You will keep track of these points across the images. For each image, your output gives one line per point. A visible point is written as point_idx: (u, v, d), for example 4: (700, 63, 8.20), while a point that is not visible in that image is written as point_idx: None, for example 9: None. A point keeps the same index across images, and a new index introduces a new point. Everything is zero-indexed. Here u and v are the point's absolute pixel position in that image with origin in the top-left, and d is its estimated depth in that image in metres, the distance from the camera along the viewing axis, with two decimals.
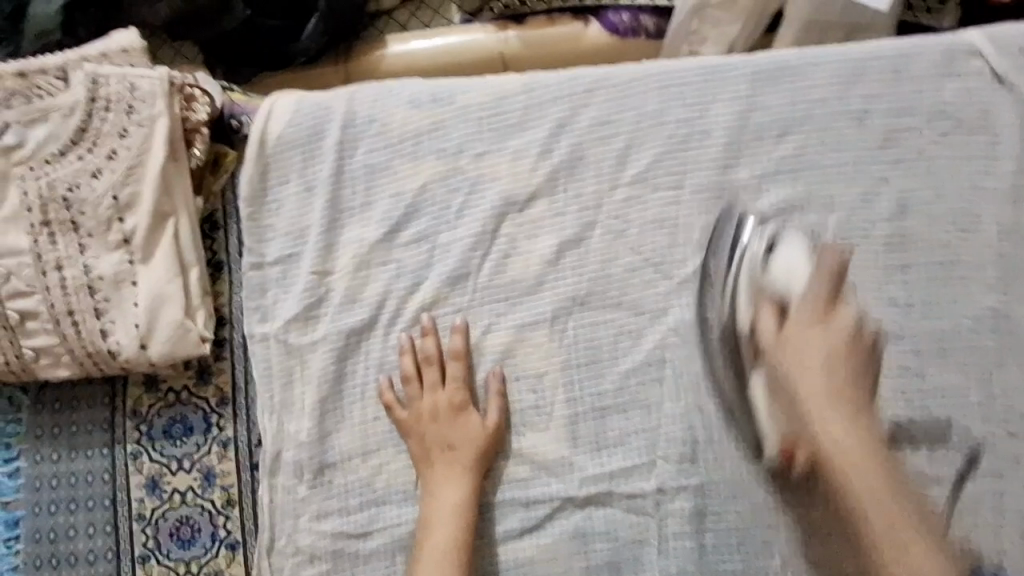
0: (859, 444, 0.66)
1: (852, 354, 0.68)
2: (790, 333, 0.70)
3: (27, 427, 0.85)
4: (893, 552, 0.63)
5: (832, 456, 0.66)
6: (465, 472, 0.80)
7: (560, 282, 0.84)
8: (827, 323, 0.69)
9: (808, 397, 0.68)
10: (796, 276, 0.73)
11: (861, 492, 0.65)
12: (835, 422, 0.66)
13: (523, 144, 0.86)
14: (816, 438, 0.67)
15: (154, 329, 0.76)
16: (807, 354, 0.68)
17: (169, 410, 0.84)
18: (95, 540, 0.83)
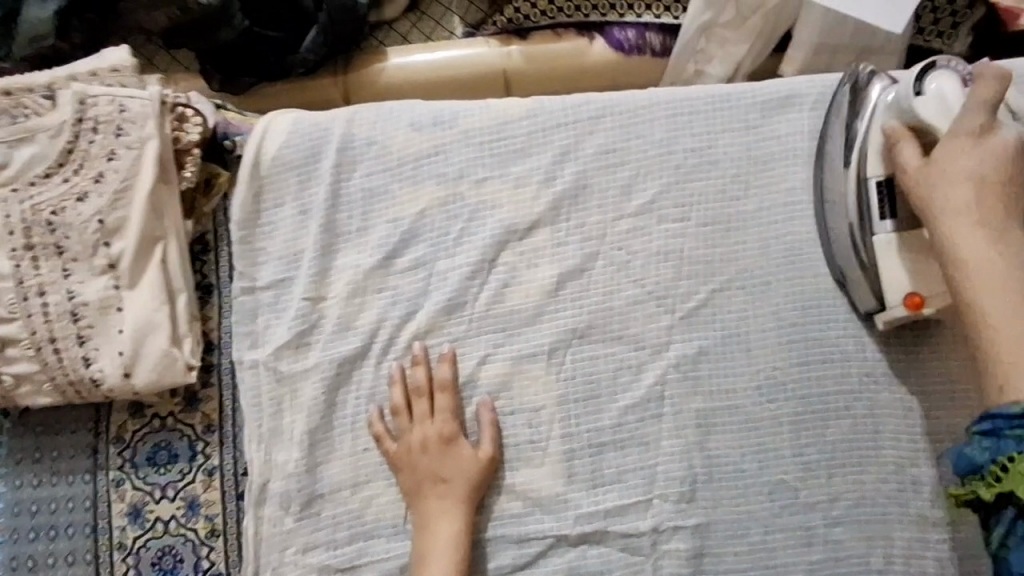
0: (1016, 270, 0.62)
1: (1016, 173, 0.66)
2: (943, 160, 0.68)
3: (7, 450, 0.83)
4: (1019, 363, 0.59)
5: (987, 280, 0.63)
6: (458, 506, 0.77)
7: (560, 314, 0.82)
8: (980, 147, 0.67)
9: (961, 214, 0.66)
10: (952, 102, 0.69)
11: (997, 313, 0.61)
12: (983, 242, 0.64)
13: (525, 170, 0.84)
14: (959, 259, 0.65)
15: (140, 357, 0.74)
16: (970, 207, 0.65)
17: (154, 436, 0.82)
18: (75, 569, 0.81)
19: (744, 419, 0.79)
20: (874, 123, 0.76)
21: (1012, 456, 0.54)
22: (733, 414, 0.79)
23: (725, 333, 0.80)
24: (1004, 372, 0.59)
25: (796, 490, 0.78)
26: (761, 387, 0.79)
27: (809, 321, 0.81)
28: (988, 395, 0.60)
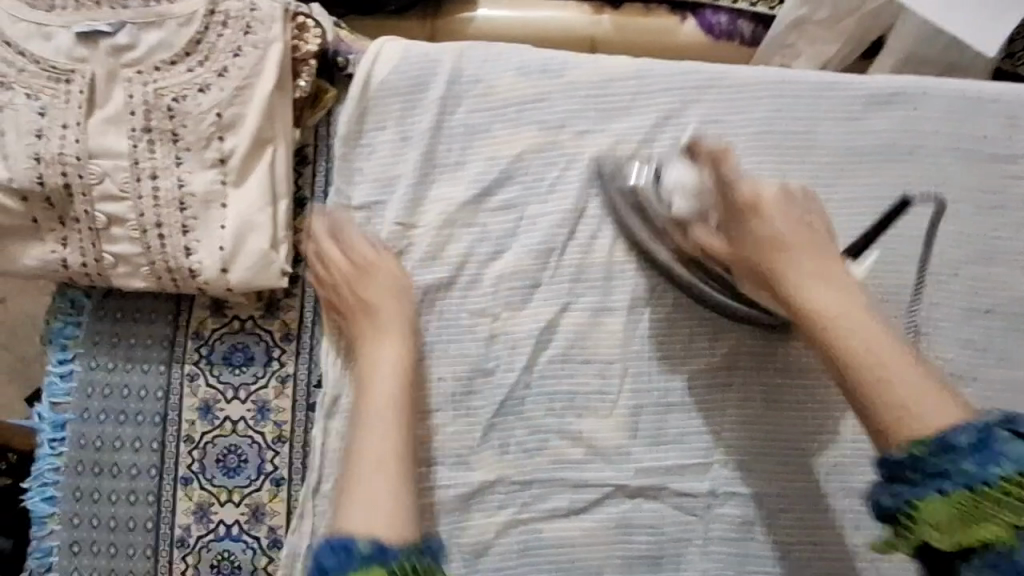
0: (852, 300, 0.63)
1: (793, 219, 0.67)
2: (744, 233, 0.68)
3: (86, 331, 0.84)
4: (909, 398, 0.58)
5: (847, 333, 0.62)
6: (397, 339, 0.78)
7: (642, 274, 0.82)
8: (755, 185, 0.68)
9: (784, 271, 0.66)
10: (688, 186, 0.75)
11: (879, 353, 0.60)
12: (831, 293, 0.64)
13: (624, 129, 0.83)
14: (815, 318, 0.64)
15: (238, 255, 0.75)
16: (798, 277, 0.65)
17: (232, 337, 0.84)
18: (140, 455, 0.83)
19: (805, 396, 0.81)
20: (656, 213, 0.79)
21: (913, 500, 0.55)
22: (797, 390, 0.82)
23: None
24: (903, 418, 0.57)
25: (848, 472, 0.81)
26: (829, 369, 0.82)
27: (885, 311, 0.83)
28: (884, 442, 0.58)
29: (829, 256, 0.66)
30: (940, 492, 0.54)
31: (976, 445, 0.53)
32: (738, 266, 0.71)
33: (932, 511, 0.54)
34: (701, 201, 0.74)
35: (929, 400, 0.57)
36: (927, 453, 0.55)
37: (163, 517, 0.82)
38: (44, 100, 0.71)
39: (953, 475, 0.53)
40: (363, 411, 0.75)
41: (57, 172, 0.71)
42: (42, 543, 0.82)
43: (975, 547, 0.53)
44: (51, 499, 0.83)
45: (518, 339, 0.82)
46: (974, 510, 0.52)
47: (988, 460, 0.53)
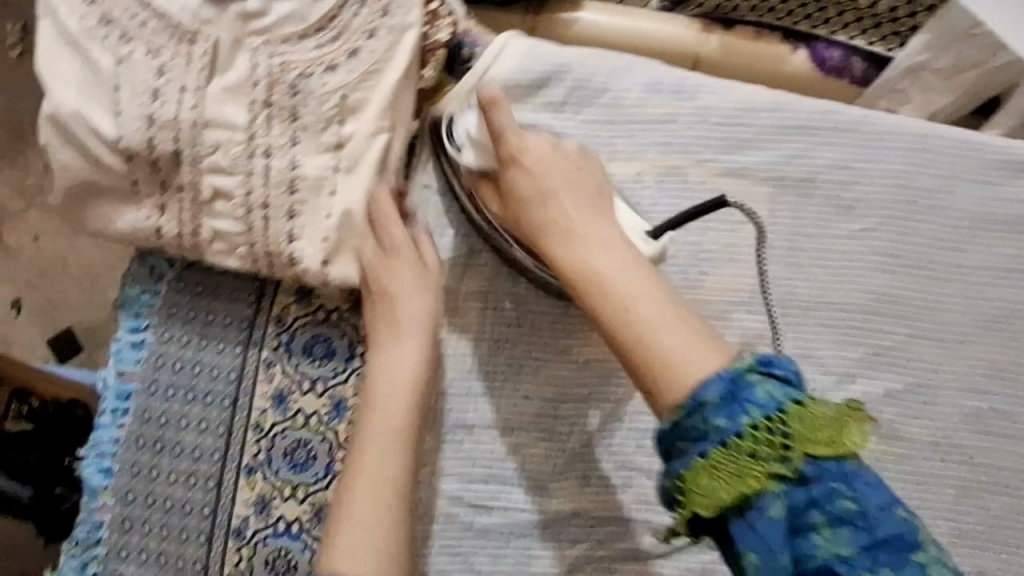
0: (617, 263, 0.64)
1: (546, 172, 0.70)
2: (510, 189, 0.70)
3: (162, 302, 0.81)
4: (682, 353, 0.58)
5: (610, 291, 0.63)
6: (406, 380, 0.68)
7: (751, 318, 0.78)
8: (522, 139, 0.72)
9: (553, 228, 0.67)
10: (476, 136, 0.74)
11: (641, 306, 0.61)
12: (590, 249, 0.65)
13: (753, 162, 0.78)
14: (584, 275, 0.64)
15: (343, 248, 0.71)
16: (579, 223, 0.67)
17: (315, 328, 0.80)
18: (205, 437, 0.79)
19: (912, 468, 0.77)
20: (456, 165, 0.77)
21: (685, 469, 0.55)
22: (905, 461, 0.77)
23: (912, 380, 0.77)
24: (669, 369, 0.57)
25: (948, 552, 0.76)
26: (939, 442, 0.77)
27: (1002, 388, 0.78)
28: (659, 410, 0.58)
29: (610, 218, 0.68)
30: (698, 454, 0.54)
31: (723, 401, 0.54)
32: (512, 216, 0.72)
33: (700, 476, 0.54)
34: (483, 157, 0.73)
35: (695, 353, 0.58)
36: (689, 416, 0.55)
37: (221, 505, 0.79)
38: (164, 59, 0.67)
39: (711, 436, 0.53)
40: (359, 453, 0.67)
41: (169, 137, 0.67)
42: (93, 517, 0.79)
43: (744, 504, 0.53)
44: (107, 472, 0.79)
45: (613, 370, 0.79)
46: (734, 464, 0.52)
47: (733, 409, 0.54)
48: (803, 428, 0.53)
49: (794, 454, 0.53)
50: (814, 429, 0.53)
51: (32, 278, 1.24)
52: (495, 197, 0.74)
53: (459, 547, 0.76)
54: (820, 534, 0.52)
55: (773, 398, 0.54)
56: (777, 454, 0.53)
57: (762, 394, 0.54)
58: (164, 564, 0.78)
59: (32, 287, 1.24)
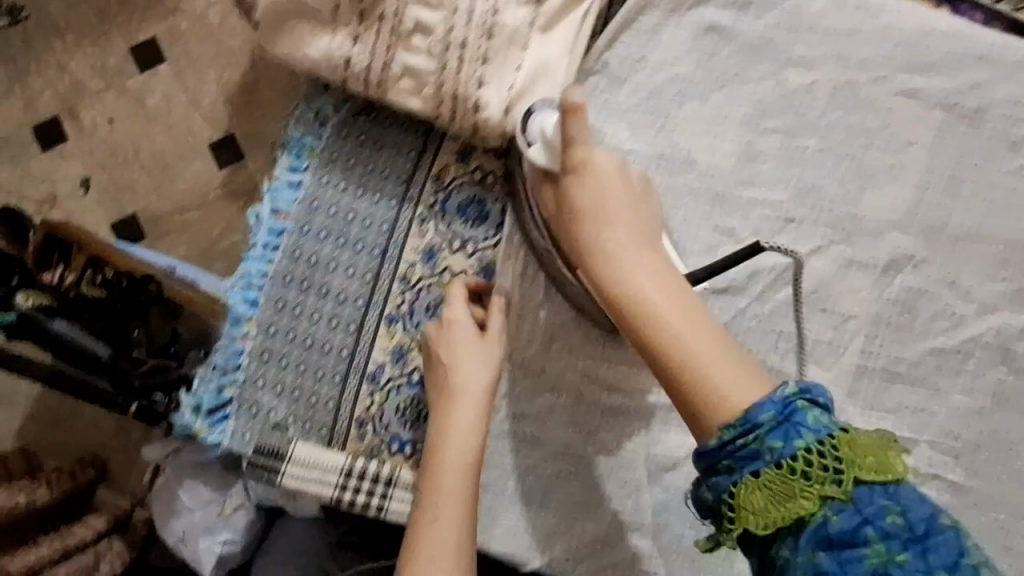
0: (656, 273, 0.59)
1: (601, 191, 0.63)
2: (565, 200, 0.65)
3: (324, 146, 0.82)
4: (721, 382, 0.54)
5: (675, 334, 0.56)
6: (472, 410, 0.71)
7: (902, 238, 0.79)
8: (597, 158, 0.64)
9: (612, 213, 0.63)
10: (552, 140, 0.67)
11: (687, 336, 0.56)
12: (657, 277, 0.59)
13: (927, 86, 0.79)
14: (626, 296, 0.59)
15: (528, 102, 0.72)
16: (632, 222, 0.62)
17: (471, 190, 0.81)
18: (351, 283, 0.82)
19: None
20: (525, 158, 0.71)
21: (732, 488, 0.51)
22: None
23: None
24: (718, 409, 0.53)
25: None
26: None
27: None
28: (702, 435, 0.54)
29: (648, 238, 0.62)
30: (755, 477, 0.50)
31: (778, 422, 0.50)
32: (559, 222, 0.66)
33: (752, 496, 0.50)
34: (550, 156, 0.66)
35: (745, 380, 0.54)
36: (741, 432, 0.51)
37: (359, 350, 0.81)
38: None
39: (760, 453, 0.50)
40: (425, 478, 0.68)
41: None
42: (235, 344, 0.82)
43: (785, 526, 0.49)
44: (253, 303, 0.82)
45: (759, 267, 0.80)
46: (784, 490, 0.49)
47: (789, 433, 0.50)
48: (860, 456, 0.49)
49: (848, 479, 0.49)
50: (869, 453, 0.50)
51: (103, 159, 1.28)
52: (553, 198, 0.67)
53: (589, 424, 0.80)
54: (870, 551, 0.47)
55: (823, 423, 0.50)
56: (818, 480, 0.49)
57: (815, 418, 0.50)
58: (298, 397, 0.81)
59: (100, 167, 1.28)
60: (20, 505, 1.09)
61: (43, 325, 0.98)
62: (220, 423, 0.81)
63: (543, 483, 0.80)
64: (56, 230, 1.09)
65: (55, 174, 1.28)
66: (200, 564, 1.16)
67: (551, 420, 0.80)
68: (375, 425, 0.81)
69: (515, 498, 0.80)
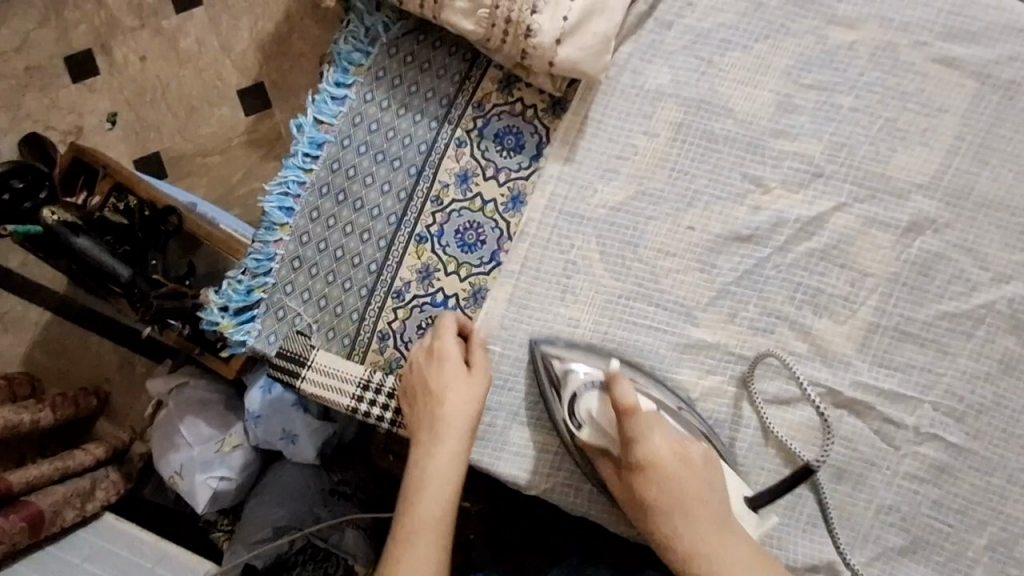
0: (732, 546, 0.69)
1: (683, 481, 0.71)
2: (636, 491, 0.72)
3: (371, 63, 0.84)
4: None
5: (717, 573, 0.68)
6: (454, 440, 0.74)
7: (926, 201, 0.81)
8: (653, 443, 0.72)
9: (693, 505, 0.71)
10: (597, 418, 0.75)
11: None
12: (718, 538, 0.69)
13: (967, 55, 0.81)
14: (682, 548, 0.70)
15: (578, 33, 0.73)
16: (705, 527, 0.70)
17: (510, 119, 0.83)
18: (386, 200, 0.83)
19: None
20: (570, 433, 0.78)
21: None
22: None
23: None
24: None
25: None
26: None
27: None
28: None
29: (704, 487, 0.72)
30: None
31: None
32: (635, 515, 0.73)
33: None
34: (603, 438, 0.75)
35: None
36: None
37: (388, 265, 0.83)
38: None
39: None
40: (407, 503, 0.71)
41: None
42: (268, 248, 0.83)
43: None
44: (288, 211, 0.83)
45: (784, 218, 0.81)
46: None
47: None
48: None
49: None
50: None
51: (131, 98, 1.32)
52: (619, 478, 0.75)
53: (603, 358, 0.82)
54: None
55: None
56: None
57: None
58: (323, 306, 0.82)
59: (128, 105, 1.32)
60: (25, 423, 1.11)
61: (66, 240, 1.00)
62: (247, 323, 0.83)
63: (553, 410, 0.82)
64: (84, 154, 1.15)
65: (85, 108, 1.32)
66: (193, 499, 1.17)
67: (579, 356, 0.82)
68: (396, 340, 0.82)
69: (524, 424, 0.81)
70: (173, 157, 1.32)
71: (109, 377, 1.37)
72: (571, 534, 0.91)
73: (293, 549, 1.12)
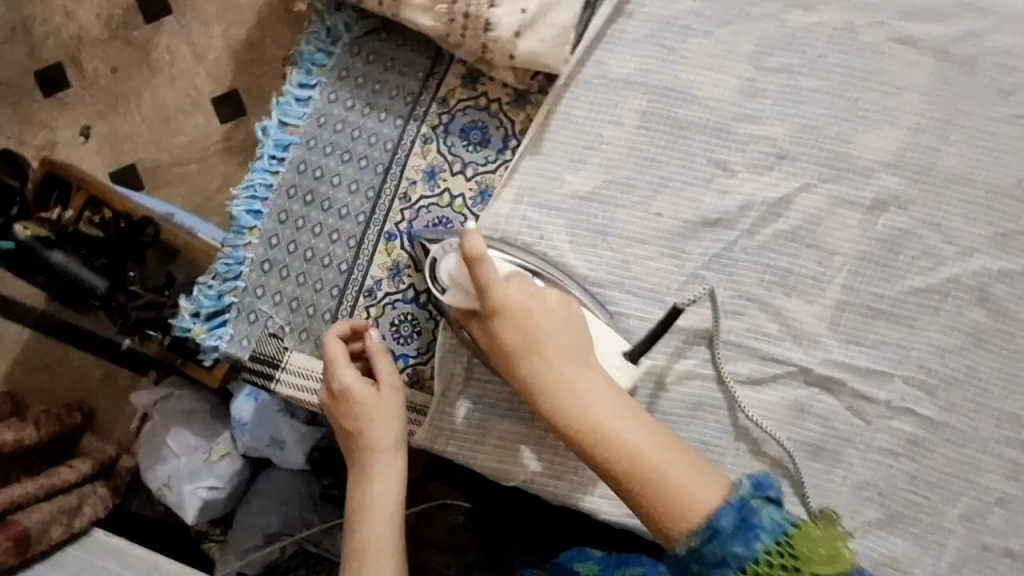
0: (591, 390, 0.71)
1: (545, 329, 0.73)
2: (495, 333, 0.73)
3: (334, 64, 0.84)
4: (688, 488, 0.65)
5: (629, 443, 0.67)
6: (384, 463, 0.76)
7: (891, 178, 0.82)
8: (506, 290, 0.73)
9: (548, 347, 0.72)
10: (455, 276, 0.76)
11: (631, 436, 0.68)
12: (598, 389, 0.71)
13: (925, 32, 0.82)
14: (593, 424, 0.69)
15: (537, 24, 0.74)
16: (588, 384, 0.71)
17: (476, 114, 0.83)
18: (354, 199, 0.83)
19: (1012, 346, 0.81)
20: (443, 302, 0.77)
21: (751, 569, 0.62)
22: (1007, 340, 0.81)
23: None
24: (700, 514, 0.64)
25: None
26: None
27: None
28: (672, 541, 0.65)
29: (586, 365, 0.72)
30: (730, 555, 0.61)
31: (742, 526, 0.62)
32: (495, 358, 0.74)
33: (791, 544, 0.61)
34: (463, 297, 0.75)
35: (705, 483, 0.65)
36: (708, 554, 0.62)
37: (358, 264, 0.83)
38: None
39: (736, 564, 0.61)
40: (352, 541, 0.75)
41: None
42: (237, 253, 0.83)
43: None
44: (256, 214, 0.83)
45: (751, 201, 0.82)
46: None
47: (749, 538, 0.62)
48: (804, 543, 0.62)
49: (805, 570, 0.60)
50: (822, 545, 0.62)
51: (103, 109, 1.31)
52: (479, 329, 0.75)
53: None
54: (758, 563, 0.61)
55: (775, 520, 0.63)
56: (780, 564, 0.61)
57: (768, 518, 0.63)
58: (295, 308, 0.83)
59: (101, 117, 1.31)
60: (7, 440, 1.09)
61: (41, 254, 1.02)
62: (219, 328, 0.83)
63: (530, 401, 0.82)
64: (55, 169, 1.12)
65: (56, 121, 1.31)
66: (183, 509, 1.16)
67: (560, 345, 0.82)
68: None
69: (501, 416, 0.81)
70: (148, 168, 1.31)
71: (93, 393, 1.35)
72: (557, 525, 0.92)
73: (285, 554, 1.13)
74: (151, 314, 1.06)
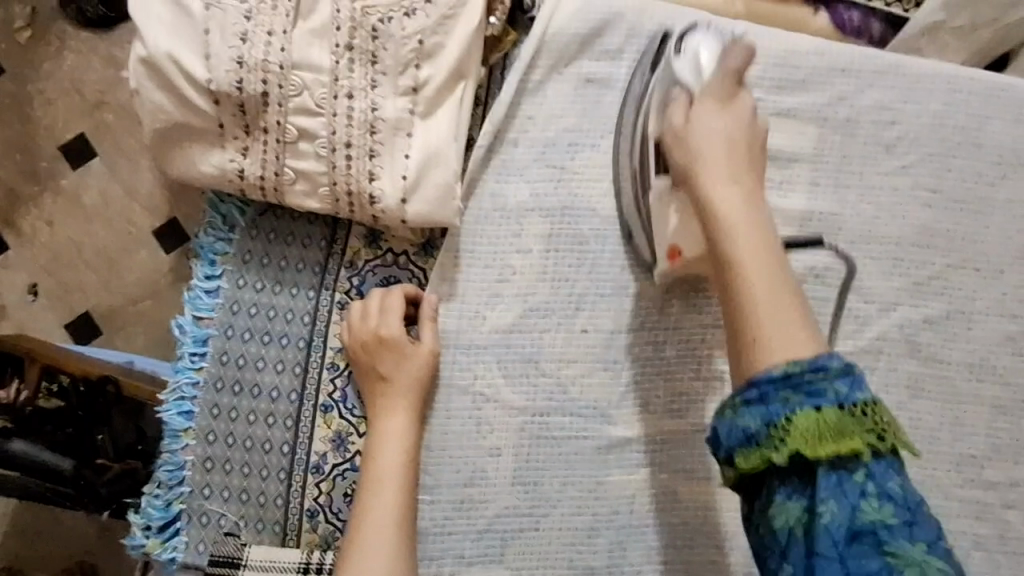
0: (740, 206, 0.62)
1: (728, 193, 0.63)
2: (686, 141, 0.67)
3: (235, 249, 0.84)
4: (785, 337, 0.55)
5: (750, 278, 0.58)
6: (406, 412, 0.78)
7: (799, 250, 0.83)
8: (686, 166, 0.67)
9: (734, 201, 0.62)
10: (702, 69, 0.70)
11: (753, 271, 0.58)
12: (745, 227, 0.61)
13: (799, 102, 0.83)
14: (697, 140, 0.66)
15: (420, 186, 0.74)
16: (739, 224, 0.61)
17: (384, 271, 0.84)
18: (282, 378, 0.82)
19: (946, 389, 0.83)
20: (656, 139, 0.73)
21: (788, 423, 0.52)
22: (942, 383, 0.83)
23: (952, 307, 0.83)
24: (769, 311, 0.56)
25: (983, 464, 0.82)
26: (973, 364, 0.83)
27: None
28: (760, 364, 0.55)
29: (752, 188, 0.63)
30: (818, 410, 0.52)
31: (847, 373, 0.54)
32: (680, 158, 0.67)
33: (813, 420, 0.52)
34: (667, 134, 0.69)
35: (798, 342, 0.55)
36: (811, 378, 0.53)
37: (299, 443, 0.82)
38: (252, 4, 0.70)
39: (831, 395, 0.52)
40: (369, 468, 0.76)
41: (258, 79, 0.70)
42: (176, 457, 0.81)
43: (836, 461, 0.52)
44: (188, 413, 0.81)
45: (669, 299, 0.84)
46: (804, 437, 0.52)
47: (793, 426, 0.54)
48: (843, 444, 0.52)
49: (885, 437, 0.53)
50: (853, 427, 0.52)
51: (48, 264, 1.10)
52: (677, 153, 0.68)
53: (533, 478, 0.82)
54: (855, 475, 0.52)
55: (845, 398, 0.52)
56: (868, 432, 0.52)
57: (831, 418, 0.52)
58: (246, 499, 0.82)
59: (48, 273, 1.10)
60: None
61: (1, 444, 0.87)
62: (173, 538, 0.81)
63: (498, 545, 0.81)
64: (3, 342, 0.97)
65: None
66: None
67: (519, 479, 0.82)
68: (326, 514, 0.81)
69: (471, 567, 0.81)
70: (103, 314, 1.11)
71: (92, 552, 1.12)
72: None
73: None
74: (127, 483, 0.92)
